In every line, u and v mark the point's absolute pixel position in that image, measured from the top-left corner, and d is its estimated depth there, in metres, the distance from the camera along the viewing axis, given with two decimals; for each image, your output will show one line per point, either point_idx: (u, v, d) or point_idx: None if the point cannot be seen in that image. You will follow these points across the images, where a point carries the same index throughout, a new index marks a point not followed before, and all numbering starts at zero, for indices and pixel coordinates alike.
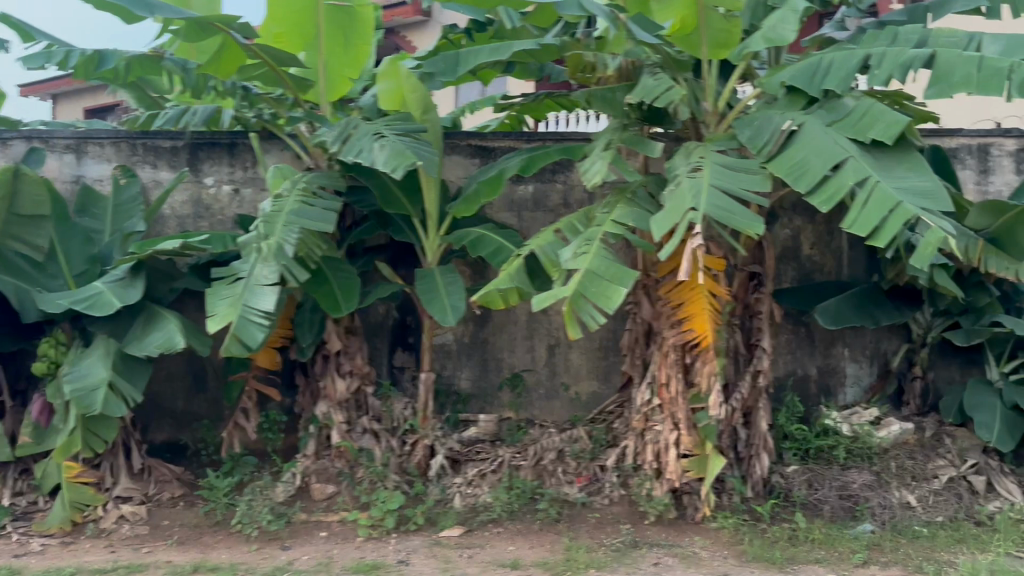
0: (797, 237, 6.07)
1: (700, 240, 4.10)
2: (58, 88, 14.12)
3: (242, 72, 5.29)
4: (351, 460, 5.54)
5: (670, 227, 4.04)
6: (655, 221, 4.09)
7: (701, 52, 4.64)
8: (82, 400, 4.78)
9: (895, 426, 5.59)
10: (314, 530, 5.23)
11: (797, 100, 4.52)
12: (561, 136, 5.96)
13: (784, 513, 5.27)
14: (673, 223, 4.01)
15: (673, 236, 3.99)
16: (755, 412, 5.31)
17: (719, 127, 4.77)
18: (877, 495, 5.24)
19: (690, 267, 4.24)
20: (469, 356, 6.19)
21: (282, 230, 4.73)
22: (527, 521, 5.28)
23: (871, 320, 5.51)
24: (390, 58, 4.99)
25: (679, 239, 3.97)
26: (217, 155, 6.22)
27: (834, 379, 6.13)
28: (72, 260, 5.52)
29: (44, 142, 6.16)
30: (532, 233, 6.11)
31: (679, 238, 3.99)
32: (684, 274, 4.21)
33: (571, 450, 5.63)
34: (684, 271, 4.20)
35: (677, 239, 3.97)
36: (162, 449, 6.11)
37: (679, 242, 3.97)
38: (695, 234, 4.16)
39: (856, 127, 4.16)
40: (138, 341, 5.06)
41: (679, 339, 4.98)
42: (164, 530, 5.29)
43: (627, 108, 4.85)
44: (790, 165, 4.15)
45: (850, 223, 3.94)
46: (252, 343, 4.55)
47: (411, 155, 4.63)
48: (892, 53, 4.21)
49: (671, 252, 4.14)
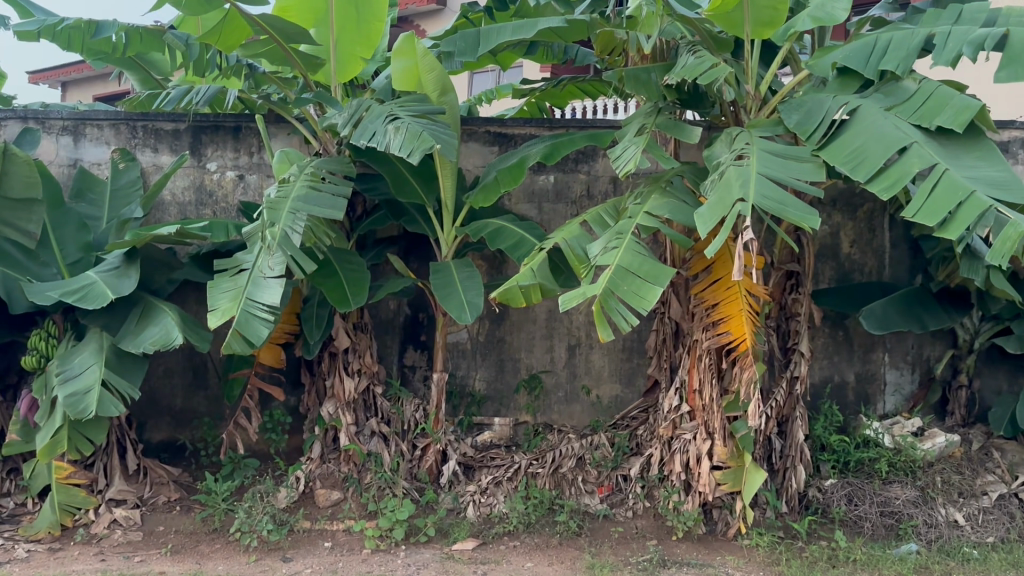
0: (836, 235, 5.69)
1: (752, 234, 3.67)
2: (68, 75, 13.88)
3: (248, 48, 4.90)
4: (358, 464, 5.21)
5: (716, 222, 3.63)
6: (698, 216, 3.69)
7: (743, 31, 4.26)
8: (75, 406, 4.38)
9: (941, 437, 5.26)
10: (317, 540, 4.89)
11: (850, 82, 4.15)
12: (587, 124, 5.57)
13: (822, 529, 4.94)
14: (720, 217, 3.61)
15: (721, 232, 3.60)
16: (791, 422, 4.92)
17: (761, 113, 4.38)
18: (922, 512, 4.86)
19: (744, 266, 3.82)
20: (484, 355, 5.84)
21: (288, 217, 4.35)
22: (546, 535, 4.92)
23: (919, 325, 5.10)
24: (408, 35, 4.59)
25: (728, 234, 3.59)
26: (221, 139, 5.88)
27: (874, 385, 5.74)
28: (65, 247, 5.19)
29: (39, 123, 5.83)
30: (552, 225, 5.75)
31: (727, 234, 3.60)
32: (739, 271, 3.80)
33: (591, 458, 5.27)
34: (736, 271, 3.78)
35: (725, 234, 3.59)
36: (158, 450, 5.78)
37: (728, 239, 3.58)
38: (744, 228, 3.76)
39: (920, 112, 3.77)
40: (133, 336, 4.71)
41: (714, 342, 4.58)
42: (158, 537, 4.94)
43: (663, 90, 4.42)
44: (847, 153, 3.77)
45: (914, 212, 3.57)
46: (255, 339, 4.17)
47: (429, 137, 4.25)
48: (959, 32, 3.85)
49: (718, 251, 3.70)
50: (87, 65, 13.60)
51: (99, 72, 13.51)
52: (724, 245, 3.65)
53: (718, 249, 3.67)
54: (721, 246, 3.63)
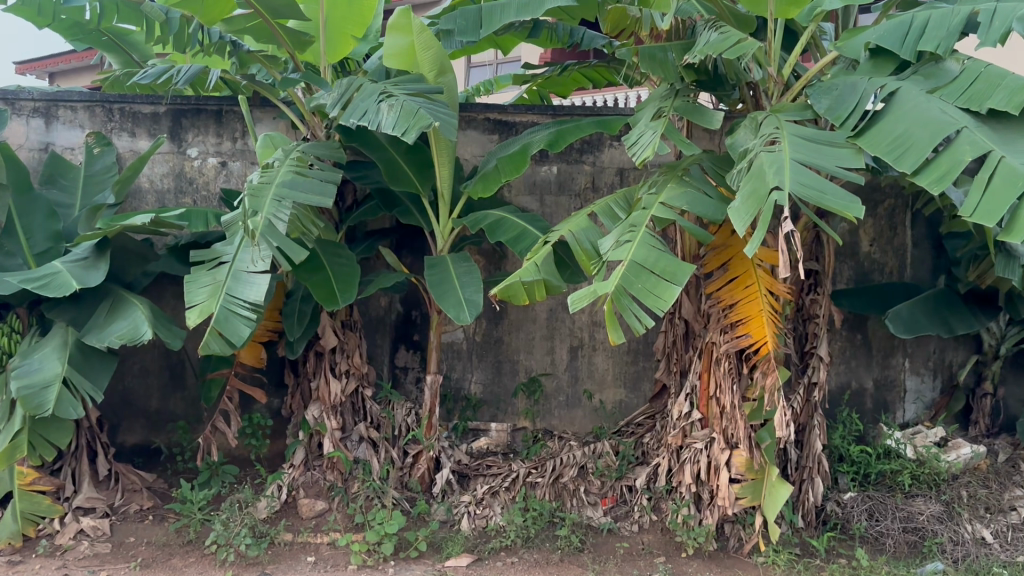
0: (856, 233, 5.36)
1: (791, 225, 3.34)
2: (53, 66, 13.48)
3: (231, 23, 4.54)
4: (345, 472, 4.86)
5: (752, 218, 3.33)
6: (732, 212, 3.40)
7: (766, 9, 3.89)
8: (30, 401, 4.02)
9: (966, 448, 4.96)
10: (299, 554, 4.53)
11: (884, 65, 3.83)
12: (594, 111, 5.24)
13: (840, 547, 4.59)
14: (756, 212, 3.30)
15: (757, 227, 3.28)
16: (809, 430, 4.56)
17: (783, 99, 4.05)
18: (947, 529, 4.51)
19: (789, 264, 3.47)
20: (481, 357, 5.50)
21: (273, 205, 4.02)
22: (546, 551, 4.57)
23: (946, 328, 4.79)
24: (404, 10, 4.23)
25: (764, 229, 3.27)
26: (203, 123, 5.54)
27: (893, 393, 5.43)
28: (32, 236, 4.83)
29: (7, 103, 5.45)
30: (555, 220, 5.42)
31: (764, 229, 3.29)
32: (786, 270, 3.43)
33: (594, 467, 4.95)
34: (784, 269, 3.40)
35: (762, 228, 3.27)
36: (132, 454, 5.42)
37: (763, 234, 3.26)
38: (781, 221, 3.45)
39: (967, 95, 3.45)
40: (100, 330, 4.35)
41: (732, 346, 4.25)
42: (128, 549, 4.57)
43: (680, 70, 4.09)
44: (889, 141, 3.44)
45: (972, 210, 3.24)
46: (236, 338, 3.82)
47: (426, 115, 3.93)
48: (1006, 9, 3.47)
49: (757, 250, 3.38)
50: (76, 56, 13.17)
51: (88, 64, 13.15)
52: (761, 242, 3.34)
53: (756, 247, 3.35)
54: (757, 243, 3.32)
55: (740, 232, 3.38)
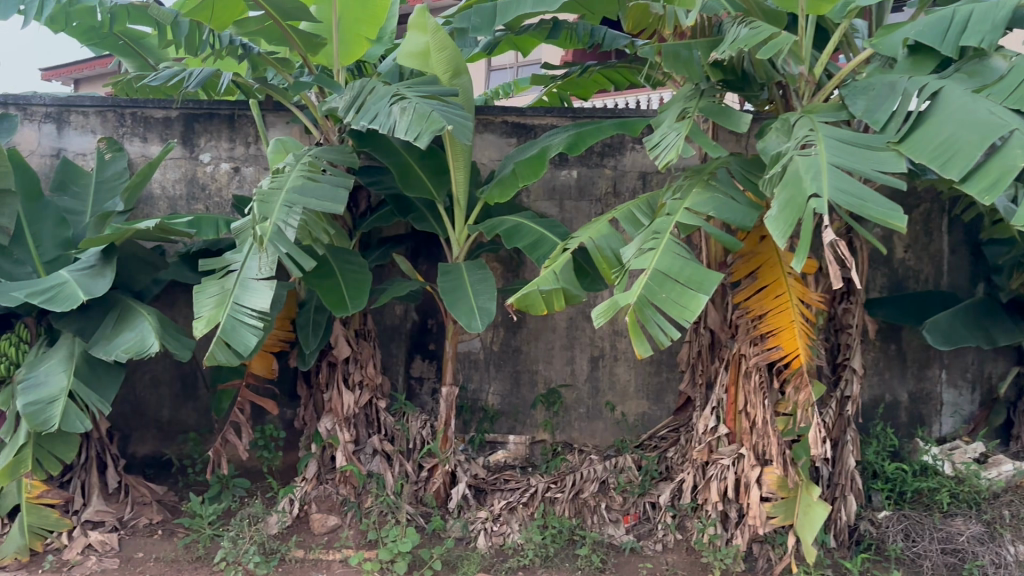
0: (889, 239, 5.14)
1: (831, 234, 3.17)
2: (78, 71, 13.51)
3: (241, 25, 4.40)
4: (357, 487, 4.73)
5: (793, 229, 3.13)
6: (769, 220, 3.20)
7: (797, 5, 3.69)
8: (35, 417, 3.91)
9: (1007, 465, 4.69)
10: (310, 571, 4.36)
11: (921, 62, 3.63)
12: (615, 112, 5.06)
13: (876, 569, 4.33)
14: (795, 222, 3.11)
15: (798, 240, 3.09)
16: (842, 445, 4.35)
17: (815, 99, 3.85)
18: (989, 551, 4.24)
19: (837, 276, 3.29)
20: (498, 367, 5.34)
21: (282, 211, 3.87)
22: (566, 571, 4.36)
23: (987, 340, 4.54)
24: (421, 9, 4.10)
25: (806, 241, 3.09)
26: (216, 129, 5.43)
27: (929, 406, 5.21)
28: (41, 243, 4.74)
29: (19, 108, 5.36)
30: (575, 225, 5.25)
31: (807, 241, 3.10)
32: (836, 281, 3.27)
33: (616, 482, 4.76)
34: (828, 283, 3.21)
35: (804, 241, 3.08)
36: (144, 465, 5.31)
37: (806, 248, 3.07)
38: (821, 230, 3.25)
39: (1017, 94, 3.24)
40: (106, 342, 4.23)
41: (763, 358, 4.05)
42: (135, 565, 4.41)
43: (706, 69, 3.90)
44: (935, 145, 3.23)
45: None
46: (243, 349, 3.67)
47: (439, 117, 3.77)
48: None
49: (802, 263, 3.18)
50: (99, 61, 13.19)
51: (111, 71, 13.17)
52: (805, 254, 3.14)
53: (801, 260, 3.15)
54: (801, 256, 3.12)
55: (780, 245, 3.18)
